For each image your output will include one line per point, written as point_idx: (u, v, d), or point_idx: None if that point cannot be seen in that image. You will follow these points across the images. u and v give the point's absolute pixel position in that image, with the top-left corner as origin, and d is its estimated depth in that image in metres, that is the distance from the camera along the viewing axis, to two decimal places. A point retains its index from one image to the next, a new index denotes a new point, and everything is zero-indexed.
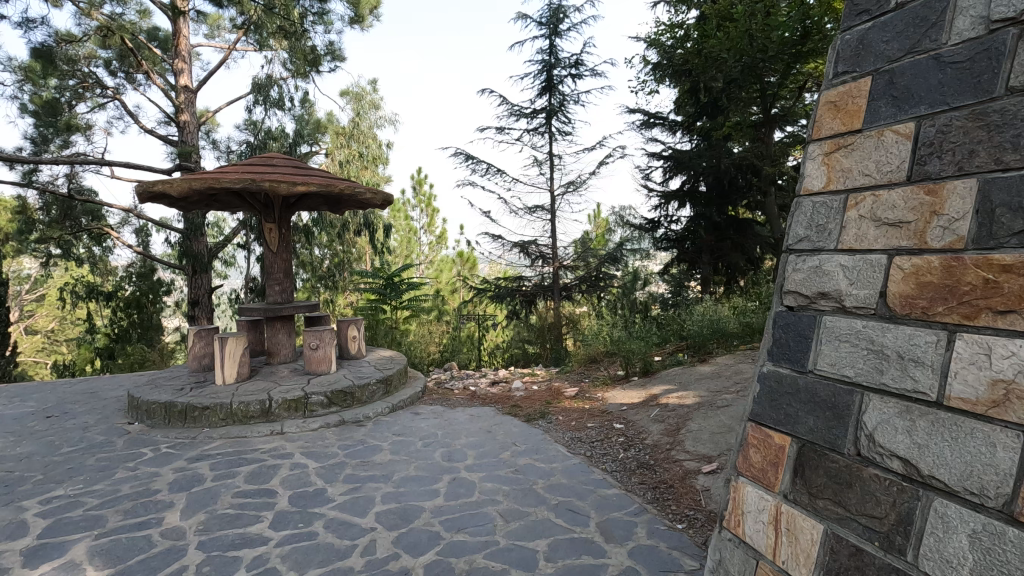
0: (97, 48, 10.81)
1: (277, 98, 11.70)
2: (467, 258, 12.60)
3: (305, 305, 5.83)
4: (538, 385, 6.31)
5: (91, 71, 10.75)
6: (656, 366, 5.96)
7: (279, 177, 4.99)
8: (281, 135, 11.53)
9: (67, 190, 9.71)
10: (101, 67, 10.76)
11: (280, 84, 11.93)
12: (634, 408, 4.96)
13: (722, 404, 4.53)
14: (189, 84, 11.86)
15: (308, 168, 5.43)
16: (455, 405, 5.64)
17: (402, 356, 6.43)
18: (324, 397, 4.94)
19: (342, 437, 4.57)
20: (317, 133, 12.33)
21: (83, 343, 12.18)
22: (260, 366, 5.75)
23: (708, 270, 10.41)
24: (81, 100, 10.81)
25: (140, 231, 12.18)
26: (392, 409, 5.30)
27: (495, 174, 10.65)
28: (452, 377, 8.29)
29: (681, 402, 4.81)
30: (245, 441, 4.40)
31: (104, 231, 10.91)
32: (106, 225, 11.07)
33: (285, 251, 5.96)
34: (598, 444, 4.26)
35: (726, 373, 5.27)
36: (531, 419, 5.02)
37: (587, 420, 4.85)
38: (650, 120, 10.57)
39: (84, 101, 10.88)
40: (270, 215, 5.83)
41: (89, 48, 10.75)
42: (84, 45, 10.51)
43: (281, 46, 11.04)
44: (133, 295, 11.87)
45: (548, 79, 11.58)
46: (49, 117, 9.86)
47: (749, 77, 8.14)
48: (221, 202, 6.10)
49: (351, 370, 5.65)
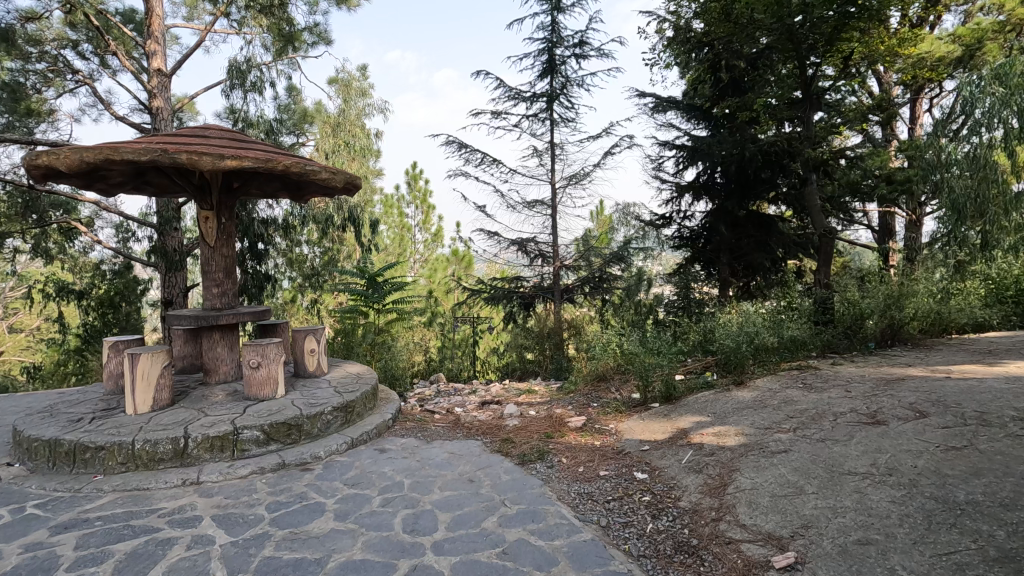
0: (67, 28, 9.55)
1: (256, 83, 10.58)
2: (463, 257, 11.49)
3: (250, 312, 4.75)
4: (537, 409, 5.22)
5: (61, 55, 9.41)
6: (680, 389, 4.85)
7: (203, 148, 3.87)
8: (262, 124, 10.61)
9: (30, 182, 8.67)
10: (71, 49, 9.41)
11: (259, 68, 10.83)
12: (658, 449, 3.86)
13: (778, 449, 3.44)
14: (163, 68, 10.52)
15: (249, 140, 4.30)
16: (432, 438, 4.54)
17: (371, 373, 5.32)
18: (259, 432, 3.84)
19: (276, 489, 3.47)
20: (303, 123, 11.75)
21: (53, 343, 11.00)
22: (191, 388, 4.64)
23: (727, 272, 9.35)
24: (52, 87, 9.42)
25: (120, 228, 10.93)
26: (351, 446, 4.19)
27: (489, 165, 9.56)
28: (438, 394, 7.26)
29: (720, 443, 3.72)
30: (144, 497, 3.30)
31: (73, 227, 9.84)
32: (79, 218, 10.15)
33: (226, 245, 4.85)
34: (615, 506, 3.16)
35: (772, 403, 4.17)
36: (525, 462, 3.91)
37: (598, 465, 3.74)
38: (663, 103, 9.43)
39: (53, 87, 9.48)
40: (205, 200, 4.73)
41: (58, 28, 9.46)
42: (52, 25, 9.28)
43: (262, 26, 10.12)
44: (105, 293, 10.52)
45: (550, 60, 10.54)
46: (9, 101, 8.65)
47: (787, 48, 6.96)
48: (150, 181, 5.01)
49: (303, 393, 4.54)
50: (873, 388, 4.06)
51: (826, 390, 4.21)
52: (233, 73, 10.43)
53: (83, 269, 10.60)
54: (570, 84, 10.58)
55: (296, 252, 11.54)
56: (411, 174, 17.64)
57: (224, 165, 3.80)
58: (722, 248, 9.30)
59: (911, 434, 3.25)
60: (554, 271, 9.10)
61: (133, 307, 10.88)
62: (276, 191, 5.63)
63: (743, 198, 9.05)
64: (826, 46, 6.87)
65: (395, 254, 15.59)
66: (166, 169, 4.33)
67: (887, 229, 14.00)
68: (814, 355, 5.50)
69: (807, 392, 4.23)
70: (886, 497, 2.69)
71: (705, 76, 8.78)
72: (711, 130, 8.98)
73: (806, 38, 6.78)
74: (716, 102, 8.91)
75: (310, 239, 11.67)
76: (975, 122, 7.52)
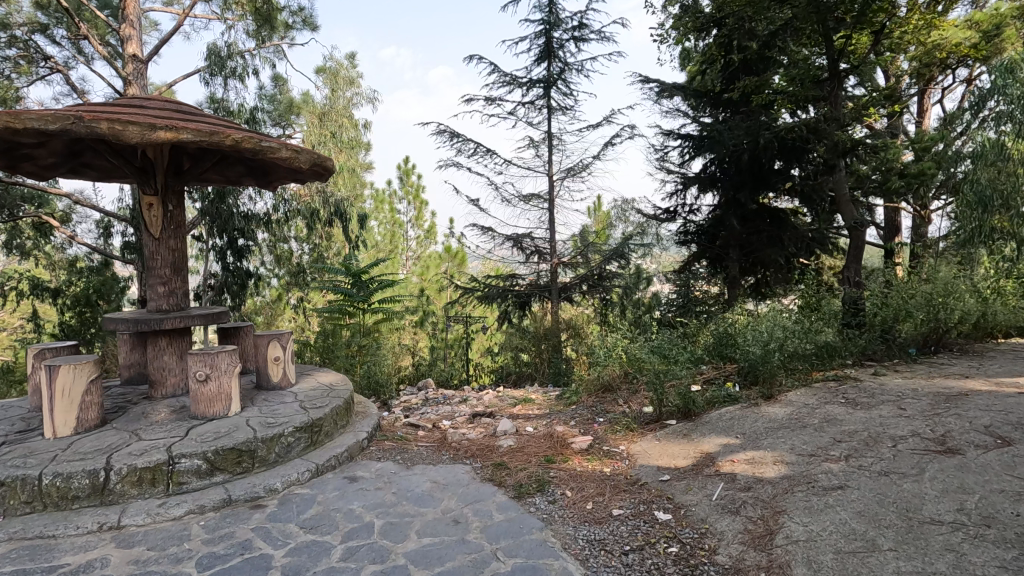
0: (36, 12, 8.83)
1: (237, 70, 9.84)
2: (456, 254, 10.99)
3: (201, 315, 4.09)
4: (536, 425, 4.57)
5: (32, 41, 8.75)
6: (700, 404, 4.21)
7: (131, 117, 3.19)
8: (245, 115, 9.92)
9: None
10: (42, 35, 8.73)
11: (241, 55, 10.11)
12: (681, 480, 3.23)
13: (832, 485, 2.81)
14: (139, 54, 9.46)
15: (194, 111, 3.59)
16: (413, 463, 3.89)
17: (346, 384, 4.65)
18: (201, 461, 3.18)
19: (215, 535, 2.81)
20: (289, 115, 11.04)
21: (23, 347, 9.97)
22: (132, 404, 3.98)
23: (737, 269, 8.71)
24: (21, 74, 8.65)
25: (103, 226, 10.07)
26: (315, 475, 3.53)
27: (482, 155, 8.92)
28: (425, 403, 6.63)
29: (757, 474, 3.10)
30: (47, 549, 2.64)
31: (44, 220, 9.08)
32: (55, 212, 9.50)
33: (175, 237, 4.18)
34: (635, 560, 2.51)
35: (812, 423, 3.56)
36: (521, 495, 3.27)
37: (611, 501, 3.10)
38: (668, 88, 8.75)
39: (23, 76, 8.78)
40: (148, 184, 4.05)
41: (26, 11, 8.74)
42: (21, 8, 8.58)
43: (245, 10, 9.47)
44: (81, 290, 9.36)
45: (547, 43, 9.88)
46: None
47: (810, 21, 6.36)
48: (89, 163, 4.36)
49: (262, 411, 3.88)
50: (932, 406, 3.45)
51: (875, 407, 3.59)
52: (213, 61, 9.67)
53: (57, 264, 9.82)
54: (568, 70, 9.94)
55: (282, 248, 10.86)
56: (402, 169, 16.95)
57: (156, 137, 3.14)
58: (732, 243, 8.63)
59: (999, 470, 2.64)
60: (551, 268, 8.47)
61: (114, 306, 9.64)
62: (239, 177, 4.96)
63: (755, 188, 8.32)
64: (854, 19, 6.26)
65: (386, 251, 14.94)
66: (97, 144, 3.65)
67: (893, 226, 13.40)
68: (851, 363, 4.84)
69: (853, 410, 3.62)
70: (994, 561, 2.07)
71: (716, 57, 8.15)
72: (721, 117, 8.32)
73: (833, 10, 6.13)
74: (726, 87, 8.33)
75: (298, 234, 11.05)
76: (998, 113, 7.01)
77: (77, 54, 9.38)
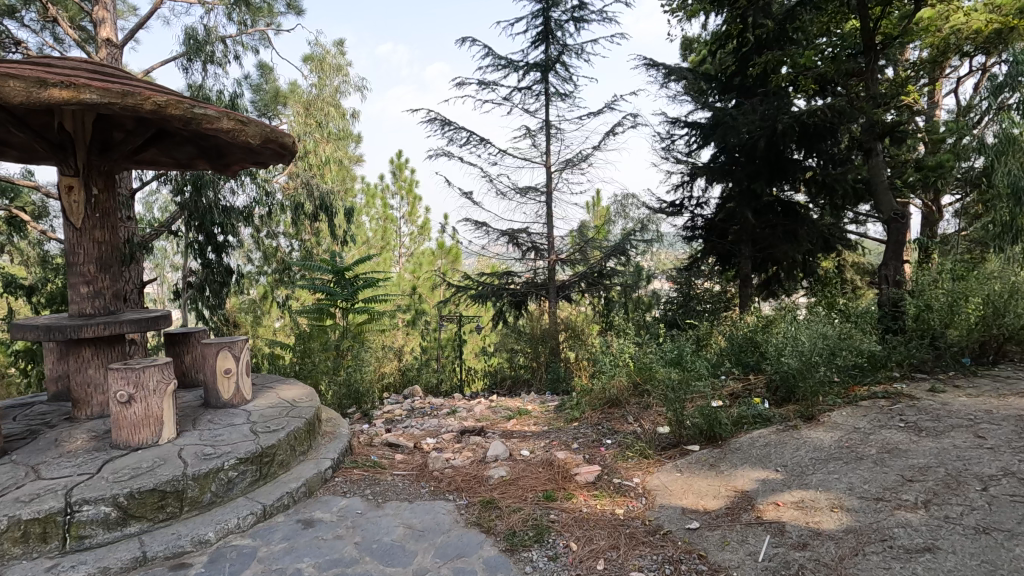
0: None
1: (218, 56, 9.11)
2: (450, 250, 10.40)
3: (133, 322, 3.41)
4: (532, 449, 3.92)
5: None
6: (728, 427, 3.55)
7: (20, 71, 2.50)
8: (226, 105, 9.20)
9: None
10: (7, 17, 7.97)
11: (222, 39, 9.37)
12: (714, 528, 2.59)
13: (917, 545, 2.17)
14: (115, 38, 8.64)
15: (112, 70, 2.90)
16: (385, 499, 3.23)
17: (313, 401, 3.99)
18: (109, 508, 2.52)
19: None
20: (276, 105, 10.30)
21: None
22: (49, 428, 3.32)
23: (749, 266, 8.07)
24: None
25: None
26: (260, 519, 2.86)
27: (476, 145, 8.26)
28: (410, 415, 5.98)
29: (814, 524, 2.46)
30: None
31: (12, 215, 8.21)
32: (27, 203, 8.60)
33: (104, 227, 3.52)
34: None
35: (871, 454, 2.93)
36: (514, 548, 2.61)
37: (628, 559, 2.44)
38: (676, 70, 8.09)
39: None
40: (67, 163, 3.37)
41: None
42: None
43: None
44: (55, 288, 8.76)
45: (546, 24, 9.20)
46: None
47: None
48: (4, 140, 3.69)
49: (204, 437, 3.21)
50: (1020, 435, 2.82)
51: (945, 435, 2.97)
52: (190, 45, 8.81)
53: (31, 261, 8.85)
54: (567, 53, 9.25)
55: (269, 244, 10.23)
56: (395, 162, 16.34)
57: (49, 98, 2.45)
58: (744, 238, 8.00)
59: None
60: (548, 265, 7.86)
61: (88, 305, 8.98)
62: (191, 158, 4.30)
63: (771, 178, 7.63)
64: None
65: (377, 248, 14.31)
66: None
67: None
68: (898, 375, 4.21)
69: (918, 438, 2.99)
70: None
71: (730, 36, 7.50)
72: (732, 103, 7.68)
73: None
74: (741, 70, 7.67)
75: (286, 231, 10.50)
76: (995, 84, 6.27)
77: (47, 37, 8.58)
